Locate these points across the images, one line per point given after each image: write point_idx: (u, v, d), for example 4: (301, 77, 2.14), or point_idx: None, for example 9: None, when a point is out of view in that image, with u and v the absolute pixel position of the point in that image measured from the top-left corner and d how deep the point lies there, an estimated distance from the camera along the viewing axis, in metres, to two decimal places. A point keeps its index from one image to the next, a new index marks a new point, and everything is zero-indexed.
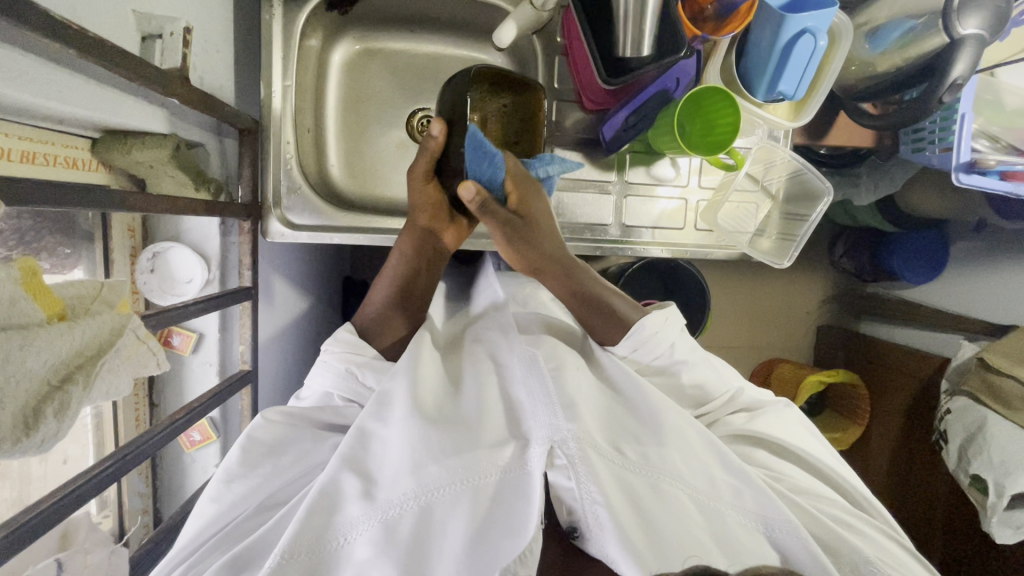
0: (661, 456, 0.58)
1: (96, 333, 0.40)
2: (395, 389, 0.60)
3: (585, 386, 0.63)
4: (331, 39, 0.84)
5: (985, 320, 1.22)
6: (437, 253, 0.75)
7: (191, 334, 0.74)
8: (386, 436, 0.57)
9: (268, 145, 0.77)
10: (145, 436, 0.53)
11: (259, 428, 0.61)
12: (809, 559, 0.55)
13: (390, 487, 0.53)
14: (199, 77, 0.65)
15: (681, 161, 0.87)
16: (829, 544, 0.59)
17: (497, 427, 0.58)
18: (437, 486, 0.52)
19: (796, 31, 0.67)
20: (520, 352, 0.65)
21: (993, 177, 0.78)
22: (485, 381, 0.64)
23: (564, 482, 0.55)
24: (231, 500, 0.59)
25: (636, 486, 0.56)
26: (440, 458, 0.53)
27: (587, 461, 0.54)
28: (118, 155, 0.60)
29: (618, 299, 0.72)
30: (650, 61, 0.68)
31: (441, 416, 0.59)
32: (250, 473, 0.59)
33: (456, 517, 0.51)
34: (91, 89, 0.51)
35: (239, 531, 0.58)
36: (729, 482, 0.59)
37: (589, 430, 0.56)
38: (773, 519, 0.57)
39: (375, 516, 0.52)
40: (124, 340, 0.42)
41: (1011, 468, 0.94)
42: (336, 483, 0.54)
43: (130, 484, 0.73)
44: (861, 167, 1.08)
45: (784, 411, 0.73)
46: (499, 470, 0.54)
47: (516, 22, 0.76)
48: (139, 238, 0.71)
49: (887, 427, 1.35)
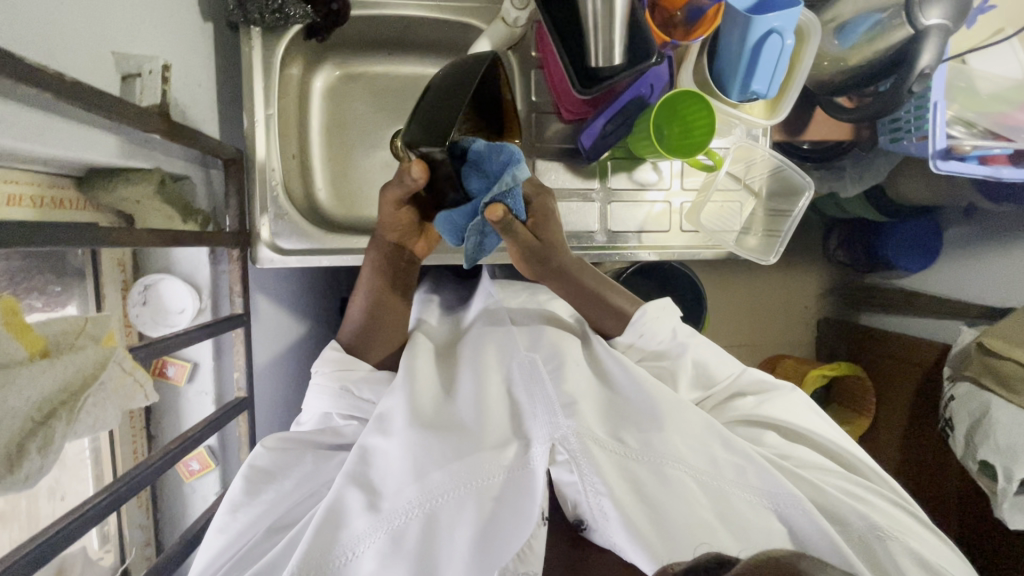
0: (663, 441, 0.57)
1: (80, 367, 0.42)
2: (394, 406, 0.59)
3: (583, 381, 0.63)
4: (311, 67, 0.87)
5: (982, 304, 1.23)
6: (409, 264, 0.73)
7: (185, 363, 0.75)
8: (387, 449, 0.57)
9: (254, 174, 0.78)
10: (140, 468, 0.55)
11: (260, 456, 0.61)
12: (823, 539, 0.55)
13: (395, 497, 0.53)
14: (180, 111, 0.67)
15: (661, 165, 0.88)
16: (834, 514, 0.60)
17: (500, 428, 0.58)
18: (440, 492, 0.53)
19: (763, 31, 0.68)
20: (520, 359, 0.64)
21: (971, 161, 0.81)
22: (486, 380, 0.62)
23: (567, 477, 0.56)
24: (239, 528, 0.60)
25: (637, 474, 0.56)
26: (443, 464, 0.54)
27: (588, 455, 0.54)
28: (104, 193, 0.61)
29: (613, 286, 0.73)
30: (624, 69, 0.69)
31: (441, 421, 0.59)
32: (254, 501, 0.61)
33: (463, 520, 0.52)
34: (71, 130, 0.52)
35: (249, 556, 0.59)
36: (731, 460, 0.58)
37: (589, 425, 0.56)
38: (779, 495, 0.57)
39: (381, 528, 0.52)
40: (108, 372, 0.44)
41: (1019, 452, 0.94)
42: (342, 499, 0.54)
43: (130, 517, 0.73)
44: (845, 160, 1.09)
45: (792, 393, 0.72)
46: (502, 470, 0.54)
47: (488, 40, 0.78)
48: (129, 271, 0.71)
49: (894, 416, 1.35)
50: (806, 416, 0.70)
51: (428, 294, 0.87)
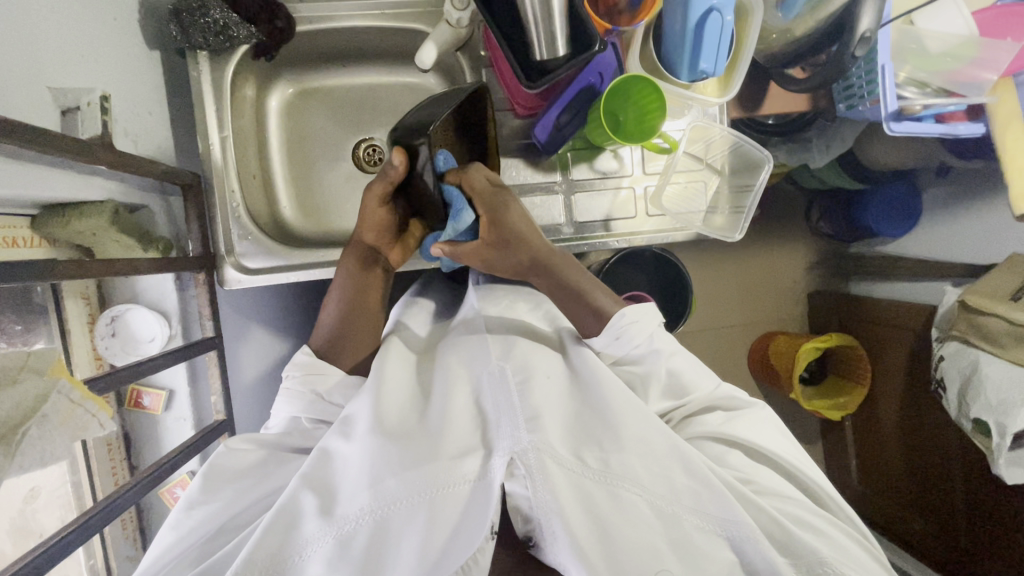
0: (623, 462, 0.56)
1: (20, 401, 0.42)
2: (360, 410, 0.61)
3: (552, 396, 0.62)
4: (265, 86, 0.87)
5: (965, 263, 1.23)
6: (384, 270, 0.74)
7: (160, 392, 0.76)
8: (348, 454, 0.58)
9: (214, 197, 0.78)
10: (113, 497, 0.56)
11: (221, 454, 0.62)
12: (764, 561, 0.55)
13: (348, 503, 0.53)
14: (129, 141, 0.67)
15: (622, 153, 0.88)
16: (789, 546, 0.57)
17: (460, 437, 0.58)
18: (392, 500, 0.53)
19: (703, 10, 0.69)
20: (490, 369, 0.63)
21: (929, 120, 0.82)
22: (453, 393, 0.63)
23: (521, 493, 0.54)
24: (190, 526, 0.59)
25: (593, 493, 0.54)
26: (399, 472, 0.54)
27: (544, 471, 0.53)
28: (59, 229, 0.61)
29: (593, 283, 0.72)
30: (567, 60, 0.70)
31: (403, 433, 0.59)
32: (211, 498, 0.60)
33: (410, 532, 0.52)
34: (13, 167, 0.52)
35: (202, 552, 0.58)
36: (689, 485, 0.57)
37: (550, 439, 0.55)
38: (731, 521, 0.55)
39: (331, 533, 0.52)
40: (52, 405, 0.44)
41: (1010, 406, 0.93)
42: (296, 500, 0.54)
43: (118, 548, 0.73)
44: (811, 131, 1.10)
45: (765, 415, 0.71)
46: (464, 482, 0.54)
47: (435, 42, 0.78)
48: (95, 303, 0.71)
49: (891, 382, 1.34)
50: (779, 447, 0.68)
51: (410, 299, 0.87)
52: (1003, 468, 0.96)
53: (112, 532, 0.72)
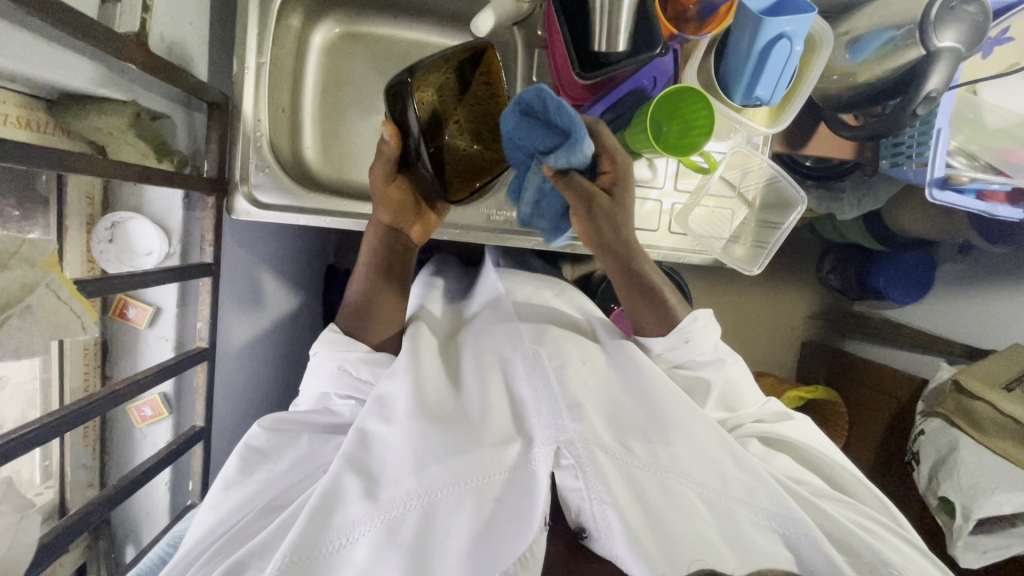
0: (670, 456, 0.56)
1: (6, 286, 0.43)
2: (396, 390, 0.58)
3: (590, 384, 0.60)
4: (312, 20, 0.85)
5: (966, 344, 1.23)
6: (408, 249, 0.73)
7: (147, 307, 0.74)
8: (388, 436, 0.56)
9: (239, 123, 0.76)
10: (86, 402, 0.56)
11: (256, 436, 0.61)
12: (821, 559, 0.55)
13: (393, 487, 0.52)
14: (165, 46, 0.65)
15: (658, 163, 0.86)
16: (840, 540, 0.58)
17: (503, 425, 0.57)
18: (439, 486, 0.51)
19: (774, 34, 0.66)
20: (524, 353, 0.63)
21: (969, 195, 0.79)
22: (489, 378, 0.62)
23: (571, 483, 0.54)
24: (231, 505, 0.59)
25: (643, 484, 0.54)
26: (443, 458, 0.53)
27: (593, 461, 0.52)
28: (75, 119, 0.59)
29: (666, 288, 0.71)
30: (626, 58, 0.67)
31: (443, 412, 0.58)
32: (248, 479, 0.60)
33: (461, 518, 0.50)
34: (36, 46, 0.50)
35: (242, 534, 0.58)
36: (740, 479, 0.57)
37: (595, 429, 0.54)
38: (785, 518, 0.55)
39: (378, 516, 0.51)
40: (36, 295, 0.44)
41: (979, 492, 0.92)
42: (339, 483, 0.53)
43: (74, 455, 0.71)
44: (846, 181, 1.08)
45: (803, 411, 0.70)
46: (504, 469, 0.53)
47: (495, 12, 0.74)
48: (98, 206, 0.69)
49: (864, 445, 1.34)
50: (811, 436, 0.69)
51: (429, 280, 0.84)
52: (959, 550, 0.95)
53: (72, 437, 0.71)
